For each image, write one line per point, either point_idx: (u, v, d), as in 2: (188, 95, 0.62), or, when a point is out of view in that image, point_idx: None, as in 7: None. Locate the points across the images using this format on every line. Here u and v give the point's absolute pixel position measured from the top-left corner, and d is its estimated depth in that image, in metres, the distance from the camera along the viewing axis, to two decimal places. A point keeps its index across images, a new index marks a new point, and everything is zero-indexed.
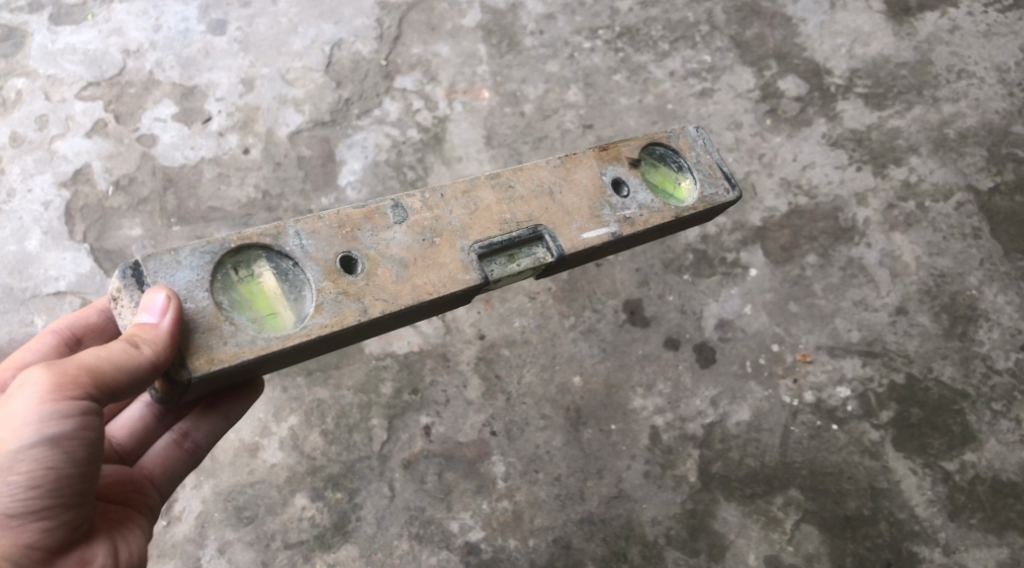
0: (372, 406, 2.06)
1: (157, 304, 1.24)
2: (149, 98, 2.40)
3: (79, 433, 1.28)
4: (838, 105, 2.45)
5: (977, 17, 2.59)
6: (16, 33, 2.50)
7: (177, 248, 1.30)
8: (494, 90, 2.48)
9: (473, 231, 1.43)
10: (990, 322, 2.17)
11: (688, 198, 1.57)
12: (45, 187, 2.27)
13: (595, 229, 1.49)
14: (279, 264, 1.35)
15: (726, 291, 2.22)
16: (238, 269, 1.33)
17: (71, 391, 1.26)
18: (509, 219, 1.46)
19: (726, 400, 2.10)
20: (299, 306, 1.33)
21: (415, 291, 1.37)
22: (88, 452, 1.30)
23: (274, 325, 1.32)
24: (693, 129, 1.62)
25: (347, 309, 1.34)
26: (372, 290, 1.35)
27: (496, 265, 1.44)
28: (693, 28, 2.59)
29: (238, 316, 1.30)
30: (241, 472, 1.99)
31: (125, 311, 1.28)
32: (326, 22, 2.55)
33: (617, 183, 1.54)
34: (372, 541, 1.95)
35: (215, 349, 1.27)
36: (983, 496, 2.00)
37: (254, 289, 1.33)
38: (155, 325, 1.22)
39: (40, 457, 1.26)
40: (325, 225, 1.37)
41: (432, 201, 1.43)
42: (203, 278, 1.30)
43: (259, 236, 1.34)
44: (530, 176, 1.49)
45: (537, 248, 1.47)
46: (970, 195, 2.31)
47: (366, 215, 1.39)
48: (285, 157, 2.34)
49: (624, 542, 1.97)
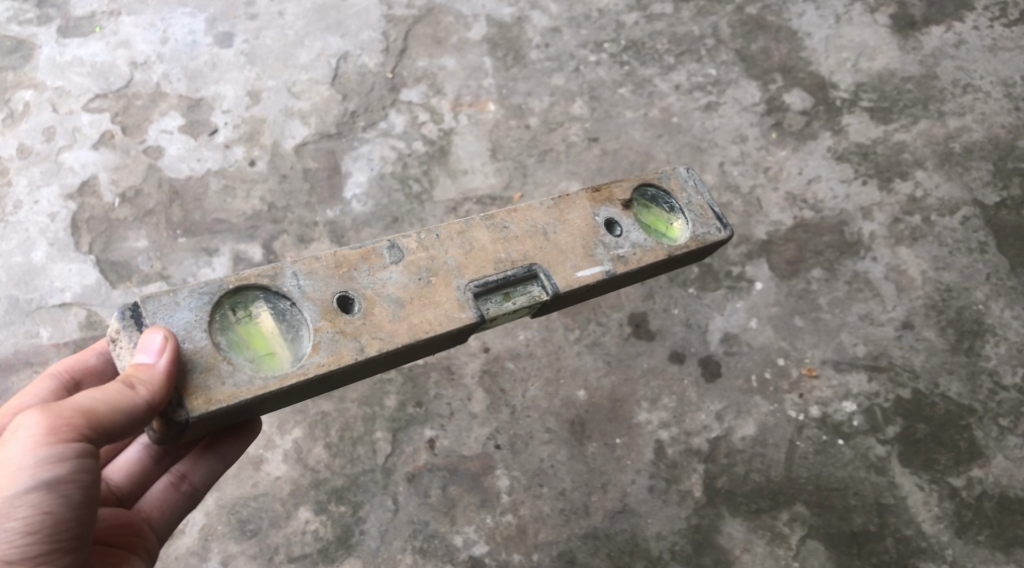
0: (376, 419, 2.06)
1: (155, 344, 1.24)
2: (156, 110, 2.41)
3: (75, 476, 1.28)
4: (843, 118, 2.45)
5: (982, 32, 2.59)
6: (24, 46, 2.51)
7: (176, 289, 1.31)
8: (499, 103, 2.48)
9: (469, 269, 1.43)
10: (997, 337, 2.16)
11: (681, 237, 1.57)
12: (51, 199, 2.28)
13: (589, 268, 1.49)
14: (276, 304, 1.35)
15: (732, 306, 2.21)
16: (236, 309, 1.33)
17: (65, 434, 1.26)
18: (504, 258, 1.46)
19: (731, 415, 2.09)
20: (296, 345, 1.33)
21: (412, 329, 1.37)
22: (85, 494, 1.30)
23: (271, 365, 1.31)
24: (684, 169, 1.62)
25: (343, 348, 1.33)
26: (368, 329, 1.36)
27: (492, 303, 1.44)
28: (698, 42, 2.59)
29: (235, 356, 1.30)
30: (245, 485, 1.99)
31: (123, 351, 1.28)
32: (332, 36, 2.56)
33: (611, 223, 1.54)
34: (375, 554, 1.94)
35: (213, 389, 1.27)
36: (990, 513, 1.99)
37: (252, 329, 1.33)
38: (152, 365, 1.23)
39: (36, 502, 1.26)
40: (322, 265, 1.37)
41: (429, 240, 1.43)
42: (201, 318, 1.30)
43: (256, 277, 1.34)
44: (525, 217, 1.49)
45: (532, 286, 1.47)
46: (977, 210, 2.31)
47: (363, 256, 1.39)
48: (291, 169, 2.35)
49: (628, 557, 1.96)
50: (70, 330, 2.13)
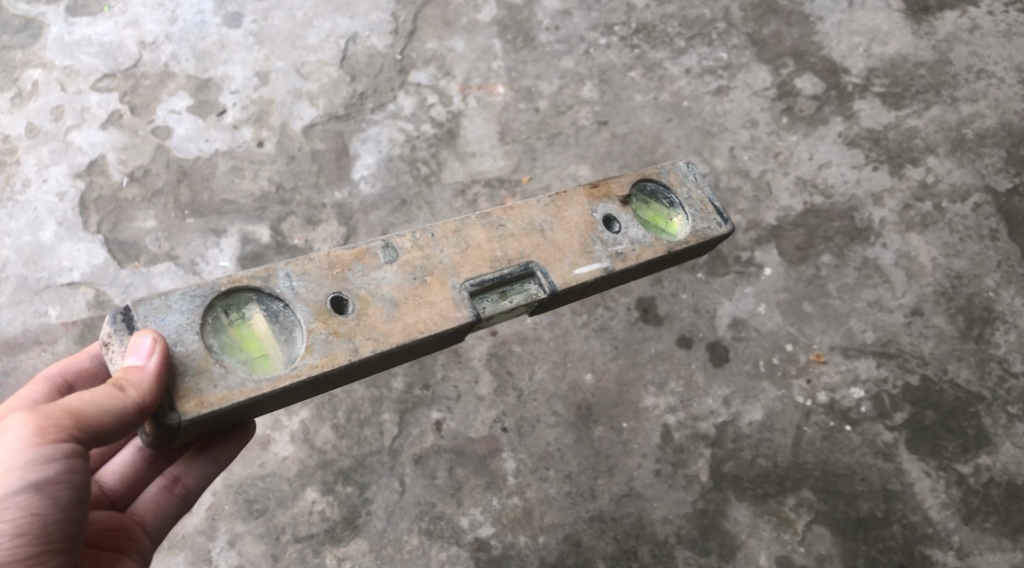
0: (383, 401, 2.06)
1: (144, 347, 1.24)
2: (164, 90, 2.41)
3: (64, 477, 1.29)
4: (855, 104, 2.44)
5: (997, 17, 2.57)
6: (33, 24, 2.50)
7: (167, 292, 1.30)
8: (509, 86, 2.47)
9: (464, 269, 1.43)
10: (1007, 325, 2.15)
11: (680, 233, 1.57)
12: (60, 177, 2.28)
13: (586, 265, 1.49)
14: (269, 306, 1.35)
15: (740, 291, 2.20)
16: (228, 312, 1.33)
17: (53, 435, 1.27)
18: (500, 256, 1.45)
19: (739, 400, 2.09)
20: (290, 347, 1.33)
21: (407, 329, 1.37)
22: (74, 495, 1.31)
23: (264, 366, 1.31)
24: (683, 164, 1.61)
25: (337, 349, 1.33)
26: (362, 330, 1.35)
27: (488, 302, 1.44)
28: (709, 25, 2.58)
29: (228, 359, 1.30)
30: (252, 465, 1.99)
31: (114, 354, 1.27)
32: (341, 17, 2.54)
33: (608, 219, 1.53)
34: (382, 536, 1.95)
35: (205, 392, 1.27)
36: (997, 500, 1.99)
37: (244, 331, 1.33)
38: (142, 368, 1.22)
39: (24, 504, 1.27)
40: (315, 266, 1.37)
41: (423, 240, 1.43)
42: (193, 321, 1.30)
43: (249, 279, 1.34)
44: (521, 214, 1.49)
45: (528, 284, 1.46)
46: (988, 197, 2.29)
47: (357, 256, 1.39)
48: (299, 151, 2.34)
49: (635, 540, 1.97)
50: (79, 310, 2.13)
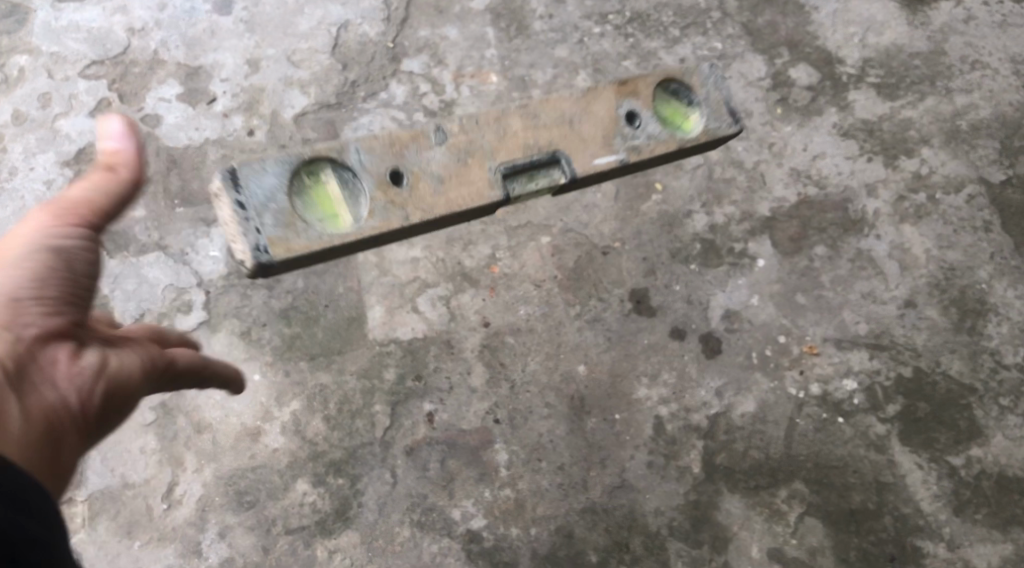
0: (375, 392, 2.05)
1: (115, 127, 1.29)
2: (153, 78, 2.38)
3: (93, 250, 1.32)
4: (849, 94, 2.43)
5: (993, 7, 2.55)
6: (19, 9, 2.46)
7: (264, 155, 1.30)
8: (502, 75, 2.45)
9: (500, 152, 1.39)
10: (999, 317, 2.15)
11: (694, 131, 1.49)
12: (47, 166, 2.26)
13: (605, 156, 1.43)
14: (342, 173, 1.33)
15: (734, 282, 2.19)
16: (309, 175, 1.32)
17: (66, 219, 1.28)
18: (532, 143, 1.41)
19: (732, 391, 2.08)
20: (359, 207, 1.33)
21: (447, 205, 1.35)
22: (100, 259, 1.34)
23: (336, 225, 1.31)
24: (707, 65, 1.53)
25: (392, 216, 1.32)
26: (413, 202, 1.34)
27: (518, 185, 1.39)
28: (704, 14, 2.56)
29: (309, 216, 1.30)
30: (242, 456, 1.99)
31: (222, 207, 1.27)
32: (333, 3, 2.51)
33: (631, 115, 1.46)
34: (373, 527, 1.95)
35: (290, 240, 1.28)
36: (988, 491, 1.99)
37: (322, 193, 1.32)
38: (121, 148, 1.30)
39: (66, 271, 1.29)
40: (380, 141, 1.35)
41: (469, 124, 1.39)
42: (281, 182, 1.30)
43: (327, 148, 1.33)
44: (556, 105, 1.42)
45: (553, 171, 1.41)
46: (982, 188, 2.29)
47: (413, 136, 1.36)
48: (290, 140, 2.32)
49: (627, 532, 1.96)
50: None
